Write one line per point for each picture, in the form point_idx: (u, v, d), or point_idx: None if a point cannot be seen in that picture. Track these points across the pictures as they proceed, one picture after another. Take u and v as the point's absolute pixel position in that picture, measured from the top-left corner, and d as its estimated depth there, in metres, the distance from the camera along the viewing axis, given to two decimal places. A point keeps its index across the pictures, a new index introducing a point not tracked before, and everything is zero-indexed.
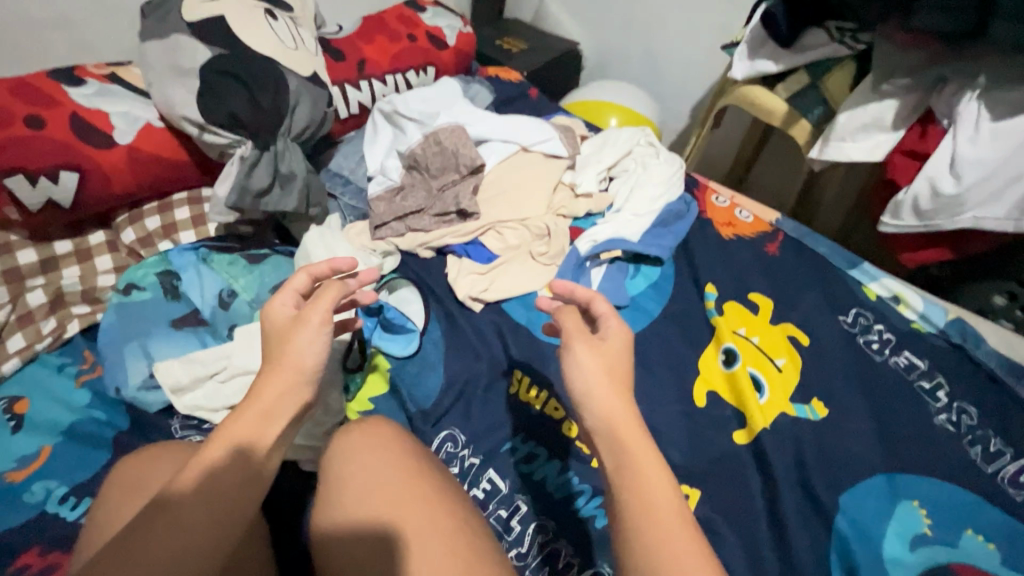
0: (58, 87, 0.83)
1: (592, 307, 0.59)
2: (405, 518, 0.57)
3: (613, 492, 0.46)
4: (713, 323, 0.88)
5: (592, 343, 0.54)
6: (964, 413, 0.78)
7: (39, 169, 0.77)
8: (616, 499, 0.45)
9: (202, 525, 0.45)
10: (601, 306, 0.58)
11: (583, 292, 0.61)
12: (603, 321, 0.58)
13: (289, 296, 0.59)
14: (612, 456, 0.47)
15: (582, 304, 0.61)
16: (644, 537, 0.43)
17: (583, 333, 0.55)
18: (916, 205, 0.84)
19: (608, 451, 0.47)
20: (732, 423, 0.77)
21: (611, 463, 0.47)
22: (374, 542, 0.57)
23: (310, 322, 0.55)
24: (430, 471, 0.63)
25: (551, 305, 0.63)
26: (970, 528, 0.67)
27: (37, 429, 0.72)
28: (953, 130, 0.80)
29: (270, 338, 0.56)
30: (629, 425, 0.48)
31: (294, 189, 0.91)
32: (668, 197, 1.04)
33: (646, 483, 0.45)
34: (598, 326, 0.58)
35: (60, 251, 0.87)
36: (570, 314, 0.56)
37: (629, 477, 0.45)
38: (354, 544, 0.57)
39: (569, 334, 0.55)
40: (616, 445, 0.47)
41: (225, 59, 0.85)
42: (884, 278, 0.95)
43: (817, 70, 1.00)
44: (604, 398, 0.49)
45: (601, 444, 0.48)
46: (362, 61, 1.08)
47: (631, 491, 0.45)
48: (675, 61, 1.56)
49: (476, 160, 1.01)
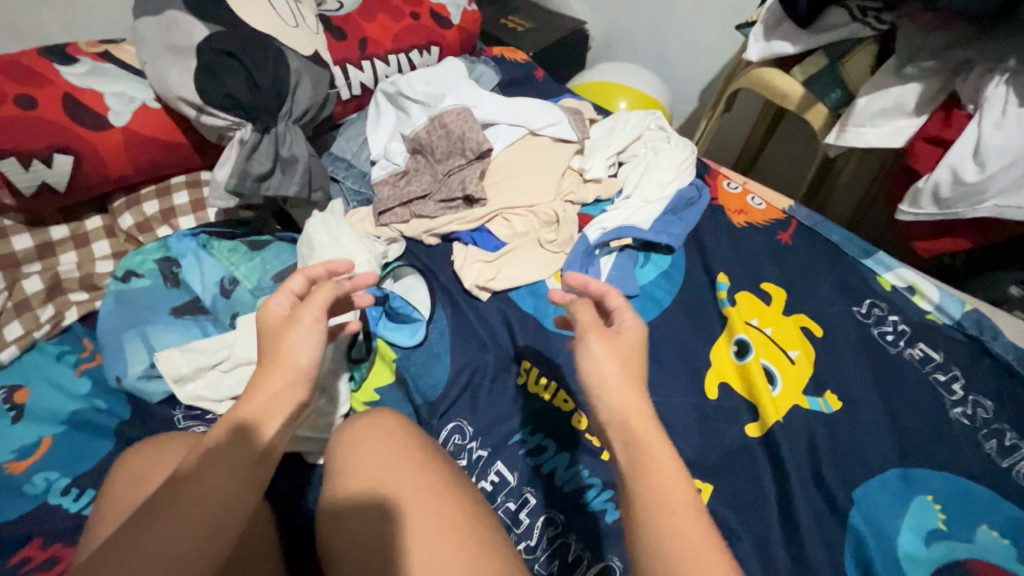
0: (49, 66, 0.79)
1: (605, 301, 0.58)
2: (414, 503, 0.57)
3: (627, 487, 0.43)
4: (725, 314, 0.86)
5: (605, 334, 0.52)
6: (980, 407, 0.77)
7: (31, 151, 0.74)
8: (631, 500, 0.43)
9: (209, 512, 0.44)
10: (615, 299, 0.56)
11: (597, 284, 0.58)
12: (618, 314, 0.56)
13: (284, 297, 0.57)
14: (624, 445, 0.45)
15: (595, 297, 0.59)
16: (659, 533, 0.40)
17: (597, 326, 0.53)
18: (936, 193, 0.81)
19: (619, 441, 0.46)
20: (744, 415, 0.76)
21: (622, 454, 0.45)
22: (382, 526, 0.56)
23: (302, 322, 0.53)
24: (435, 456, 0.63)
25: (563, 298, 0.59)
26: (985, 523, 0.67)
27: (38, 418, 0.71)
28: (979, 114, 0.77)
29: (264, 337, 0.54)
30: (642, 417, 0.47)
31: (297, 173, 0.88)
32: (679, 183, 1.01)
33: (659, 477, 0.43)
34: (613, 320, 0.56)
35: (56, 236, 0.85)
36: (586, 307, 0.55)
37: (640, 469, 0.43)
38: (359, 531, 0.57)
39: (583, 326, 0.53)
40: (628, 433, 0.46)
41: (223, 37, 0.82)
42: (899, 268, 0.93)
43: (834, 52, 0.97)
44: (617, 387, 0.48)
45: (614, 436, 0.47)
46: (364, 39, 1.04)
47: (645, 487, 0.43)
48: (685, 41, 1.52)
49: (483, 145, 0.97)
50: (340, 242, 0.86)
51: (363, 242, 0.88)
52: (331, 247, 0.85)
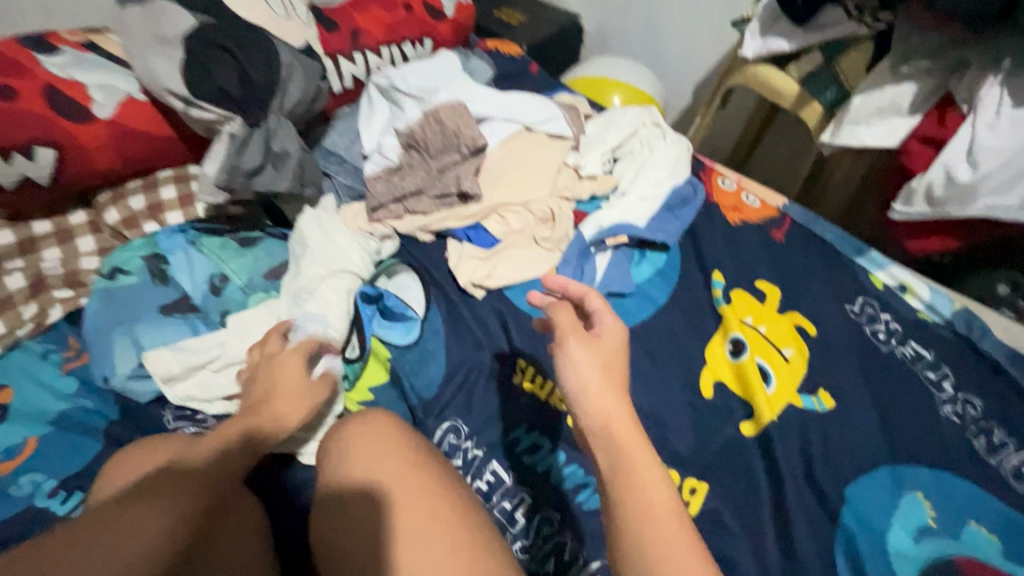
0: (30, 56, 0.77)
1: (586, 303, 0.57)
2: (402, 496, 0.57)
3: (609, 493, 0.43)
4: (720, 312, 0.86)
5: (585, 338, 0.52)
6: (969, 405, 0.78)
7: (12, 145, 0.72)
8: (614, 507, 0.42)
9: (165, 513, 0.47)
10: (595, 302, 0.55)
11: (576, 287, 0.58)
12: (596, 316, 0.55)
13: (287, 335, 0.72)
14: (606, 453, 0.45)
15: (574, 300, 0.58)
16: (640, 540, 0.40)
17: (575, 330, 0.53)
18: (930, 192, 0.81)
19: (602, 449, 0.45)
20: (739, 414, 0.76)
21: (604, 460, 0.45)
22: (372, 523, 0.56)
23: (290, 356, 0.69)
24: (426, 450, 0.63)
25: (542, 301, 0.59)
26: (973, 520, 0.68)
27: (23, 419, 0.69)
28: (973, 114, 0.78)
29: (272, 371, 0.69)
30: (626, 423, 0.46)
31: (288, 169, 0.86)
32: (675, 181, 1.01)
33: (639, 483, 0.43)
34: (592, 322, 0.55)
35: (38, 231, 0.82)
36: (562, 311, 0.55)
37: (620, 475, 0.43)
38: (348, 526, 0.57)
39: (561, 330, 0.53)
40: (610, 442, 0.45)
41: (213, 29, 0.80)
42: (891, 266, 0.94)
43: (829, 50, 0.97)
44: (603, 392, 0.47)
45: (597, 445, 0.46)
46: (356, 31, 1.01)
47: (624, 493, 0.42)
48: (680, 36, 1.51)
49: (478, 141, 0.96)
50: (335, 239, 0.86)
51: (356, 238, 0.88)
52: (325, 244, 0.85)
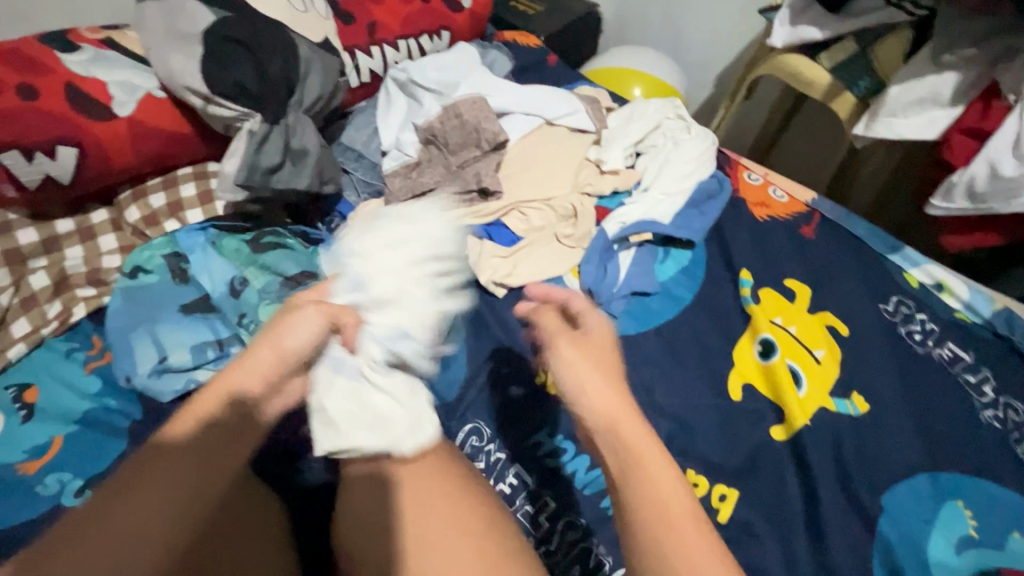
0: (50, 53, 0.77)
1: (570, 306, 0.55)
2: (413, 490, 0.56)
3: (621, 499, 0.42)
4: (748, 311, 0.84)
5: (574, 339, 0.51)
6: (1011, 409, 0.75)
7: (35, 144, 0.72)
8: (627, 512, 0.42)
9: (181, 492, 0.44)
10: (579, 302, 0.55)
11: (559, 293, 0.56)
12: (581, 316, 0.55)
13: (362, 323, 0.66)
14: (615, 455, 0.44)
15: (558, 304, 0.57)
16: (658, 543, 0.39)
17: (594, 337, 0.52)
18: (971, 187, 0.78)
19: (611, 451, 0.45)
20: (769, 418, 0.74)
21: (613, 463, 0.44)
22: (383, 517, 0.55)
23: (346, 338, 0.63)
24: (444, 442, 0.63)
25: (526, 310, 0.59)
26: (1016, 531, 0.65)
27: (50, 417, 0.70)
28: (1021, 105, 0.73)
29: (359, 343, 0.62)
30: (628, 420, 0.45)
31: (307, 166, 0.85)
32: (699, 176, 0.98)
33: (651, 484, 0.42)
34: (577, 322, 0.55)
35: (61, 230, 0.82)
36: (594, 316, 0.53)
37: (630, 474, 0.43)
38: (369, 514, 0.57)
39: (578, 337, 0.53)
40: (618, 444, 0.44)
41: (230, 24, 0.79)
42: (927, 264, 0.90)
43: (865, 38, 0.94)
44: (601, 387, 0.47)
45: (603, 447, 0.45)
46: (373, 24, 1.00)
47: (639, 496, 0.41)
48: (702, 24, 1.47)
49: (499, 135, 0.95)
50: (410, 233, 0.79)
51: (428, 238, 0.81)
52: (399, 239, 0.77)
